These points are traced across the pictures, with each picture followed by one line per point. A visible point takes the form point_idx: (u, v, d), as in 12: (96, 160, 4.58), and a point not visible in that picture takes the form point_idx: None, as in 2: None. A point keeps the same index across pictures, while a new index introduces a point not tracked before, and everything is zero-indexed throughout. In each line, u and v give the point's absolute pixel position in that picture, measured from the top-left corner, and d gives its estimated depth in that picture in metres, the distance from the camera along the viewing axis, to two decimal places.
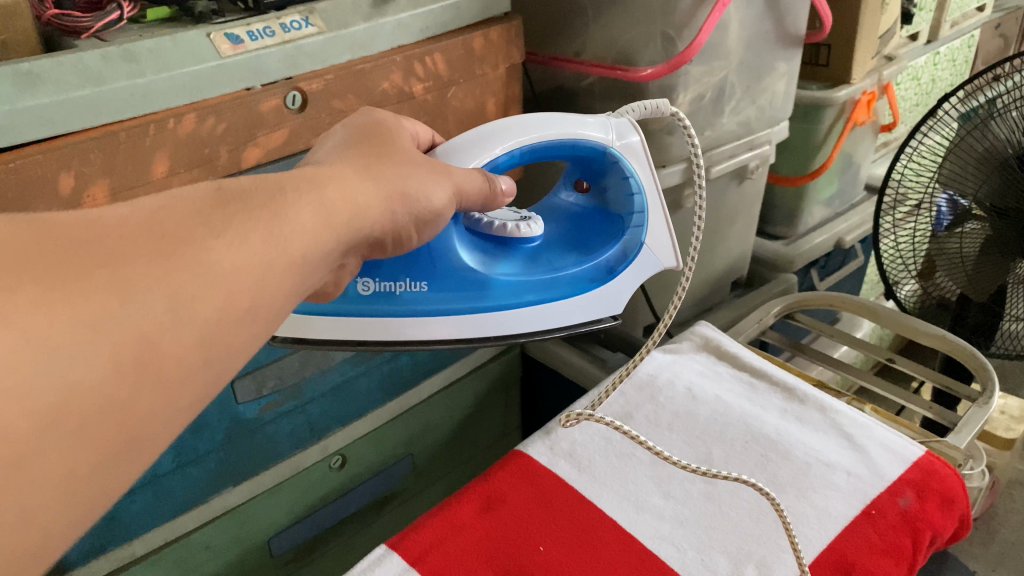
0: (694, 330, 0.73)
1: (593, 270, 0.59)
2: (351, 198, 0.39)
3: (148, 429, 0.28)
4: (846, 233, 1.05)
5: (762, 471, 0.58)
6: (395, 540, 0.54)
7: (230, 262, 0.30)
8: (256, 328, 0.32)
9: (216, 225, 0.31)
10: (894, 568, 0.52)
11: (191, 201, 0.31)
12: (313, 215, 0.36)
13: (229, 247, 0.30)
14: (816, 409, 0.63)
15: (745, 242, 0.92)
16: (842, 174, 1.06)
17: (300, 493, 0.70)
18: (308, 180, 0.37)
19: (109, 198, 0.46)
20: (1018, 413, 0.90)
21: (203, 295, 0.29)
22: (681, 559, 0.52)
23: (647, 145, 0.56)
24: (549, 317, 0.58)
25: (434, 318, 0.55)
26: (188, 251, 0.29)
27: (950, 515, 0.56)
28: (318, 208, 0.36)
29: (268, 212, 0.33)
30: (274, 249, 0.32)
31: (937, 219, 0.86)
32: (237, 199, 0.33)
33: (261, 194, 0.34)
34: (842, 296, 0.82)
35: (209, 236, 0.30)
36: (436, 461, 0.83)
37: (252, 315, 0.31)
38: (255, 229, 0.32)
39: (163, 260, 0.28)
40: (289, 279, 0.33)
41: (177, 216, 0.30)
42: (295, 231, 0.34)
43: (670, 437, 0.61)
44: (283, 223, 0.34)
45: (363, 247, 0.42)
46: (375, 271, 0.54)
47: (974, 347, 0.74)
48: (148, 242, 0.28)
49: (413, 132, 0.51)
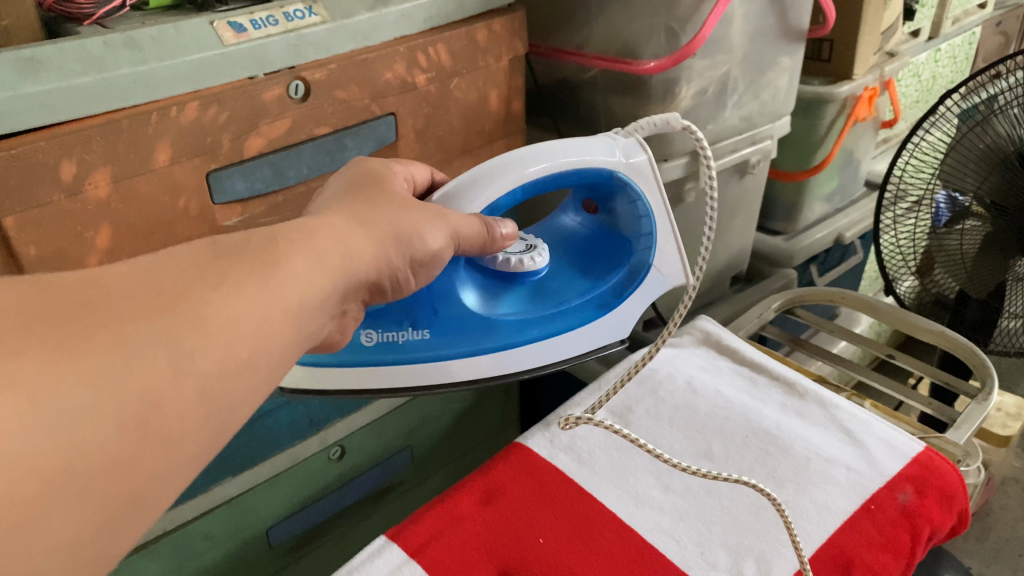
0: (694, 324, 0.73)
1: (602, 294, 0.61)
2: (343, 246, 0.40)
3: (145, 432, 0.28)
4: (846, 229, 1.05)
5: (762, 466, 0.58)
6: (395, 531, 0.54)
7: (229, 314, 0.32)
8: (251, 343, 0.33)
9: (212, 278, 0.32)
10: (893, 563, 0.52)
11: (190, 257, 0.33)
12: (307, 262, 0.37)
13: (226, 298, 0.32)
14: (816, 403, 0.63)
15: (744, 238, 0.92)
16: (843, 169, 1.06)
17: (299, 484, 0.70)
18: (298, 231, 0.38)
19: (111, 185, 0.46)
20: (1014, 410, 0.90)
21: (204, 347, 0.30)
22: (681, 552, 0.52)
23: (654, 162, 0.56)
24: (551, 352, 0.59)
25: (442, 363, 0.57)
26: (186, 305, 0.31)
27: (949, 511, 0.56)
28: (311, 256, 0.37)
29: (263, 260, 0.35)
30: (268, 309, 0.34)
31: (936, 215, 0.85)
32: (231, 251, 0.35)
33: (254, 245, 0.36)
34: (842, 291, 0.82)
35: (207, 289, 0.32)
36: (435, 453, 0.83)
37: (252, 367, 0.33)
38: (252, 279, 0.34)
39: (163, 315, 0.30)
40: (288, 326, 0.35)
41: (174, 271, 0.32)
42: (291, 279, 0.36)
43: (669, 431, 0.61)
44: (277, 273, 0.35)
45: (359, 292, 0.43)
46: (378, 321, 0.56)
47: (973, 342, 0.74)
48: (148, 296, 0.30)
49: (408, 173, 0.53)
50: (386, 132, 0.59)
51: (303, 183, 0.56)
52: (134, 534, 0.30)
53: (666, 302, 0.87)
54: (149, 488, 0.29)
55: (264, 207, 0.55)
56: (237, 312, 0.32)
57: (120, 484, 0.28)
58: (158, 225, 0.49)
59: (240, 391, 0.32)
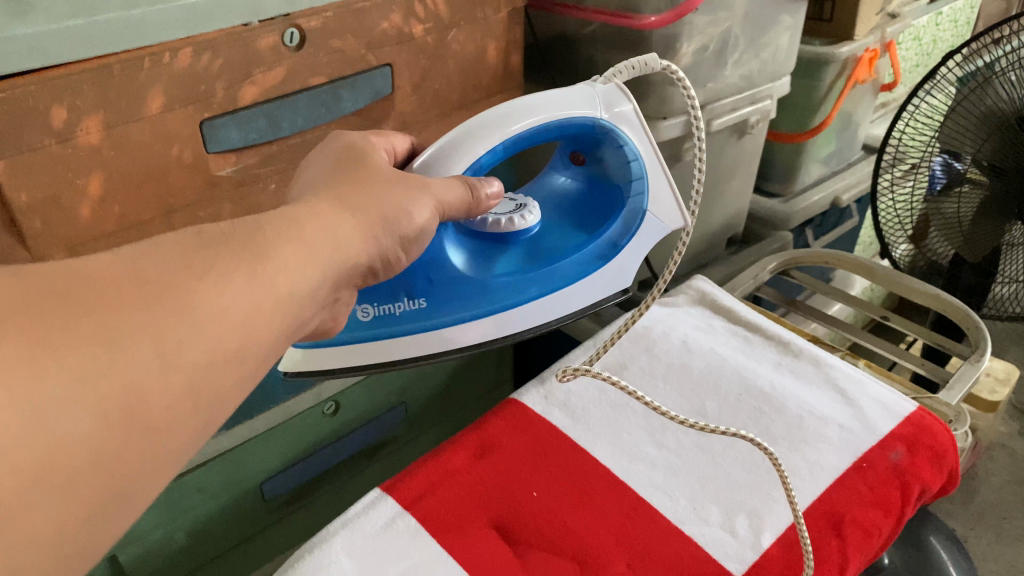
0: (690, 283, 0.72)
1: (598, 246, 0.62)
2: (335, 233, 0.39)
3: (127, 383, 0.28)
4: (843, 192, 1.05)
5: (756, 424, 0.58)
6: (389, 484, 0.54)
7: (217, 304, 0.31)
8: (240, 304, 0.33)
9: (200, 267, 0.32)
10: (883, 520, 0.52)
11: (176, 244, 0.33)
12: (297, 254, 0.36)
13: (214, 289, 0.32)
14: (810, 363, 0.63)
15: (742, 199, 0.92)
16: (842, 132, 1.05)
17: (294, 438, 0.70)
18: (289, 218, 0.38)
19: (103, 134, 0.45)
20: (1004, 375, 0.91)
21: (192, 339, 0.30)
22: (673, 507, 0.53)
23: (631, 98, 0.57)
24: (549, 309, 0.61)
25: (437, 332, 0.57)
26: (173, 294, 0.30)
27: (939, 471, 0.56)
28: (303, 246, 0.37)
29: (252, 251, 0.34)
30: (258, 290, 0.34)
31: (931, 181, 0.86)
32: (219, 240, 0.34)
33: (241, 235, 0.35)
34: (839, 253, 0.81)
35: (193, 279, 0.31)
36: (428, 409, 0.83)
37: (247, 332, 0.33)
38: (240, 268, 0.33)
39: (148, 305, 0.30)
40: (277, 316, 0.35)
41: (160, 262, 0.31)
42: (280, 269, 0.35)
43: (664, 389, 0.62)
44: (266, 262, 0.35)
45: (349, 281, 0.42)
46: (371, 296, 0.56)
47: (969, 307, 0.73)
48: (134, 286, 0.30)
49: (388, 145, 0.53)
50: (382, 84, 0.58)
51: (297, 134, 0.55)
52: (129, 493, 0.29)
53: (663, 264, 0.88)
54: (140, 444, 0.29)
55: (258, 157, 0.54)
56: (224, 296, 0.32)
57: (109, 432, 0.28)
58: (149, 175, 0.49)
59: (232, 347, 0.32)
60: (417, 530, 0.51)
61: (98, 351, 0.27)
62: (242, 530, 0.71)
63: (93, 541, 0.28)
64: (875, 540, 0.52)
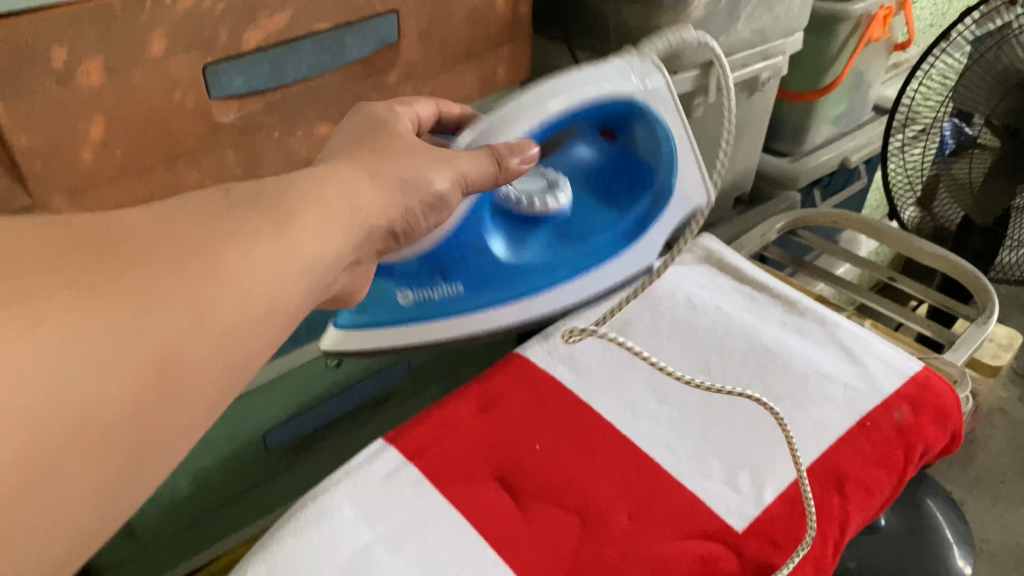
0: (696, 241, 0.72)
1: (629, 223, 0.61)
2: (353, 199, 0.40)
3: (163, 344, 0.28)
4: (852, 153, 1.04)
5: (760, 381, 0.58)
6: (393, 435, 0.54)
7: (243, 270, 0.32)
8: (264, 271, 0.33)
9: (229, 232, 0.32)
10: (885, 478, 0.52)
11: (201, 209, 0.33)
12: (316, 220, 0.36)
13: (240, 254, 0.32)
14: (815, 321, 0.63)
15: (751, 158, 0.91)
16: (853, 92, 1.04)
17: (298, 389, 0.70)
18: (314, 186, 0.38)
19: (105, 77, 0.44)
20: (1006, 341, 0.91)
21: (223, 301, 0.31)
22: (676, 462, 0.53)
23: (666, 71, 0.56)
24: (582, 288, 0.61)
25: (473, 315, 0.58)
26: (206, 257, 0.31)
27: (943, 431, 0.56)
28: (321, 214, 0.37)
29: (275, 218, 0.35)
30: (284, 254, 0.34)
31: (942, 144, 0.84)
32: (243, 204, 0.34)
33: (265, 200, 0.35)
34: (847, 213, 0.80)
35: (223, 242, 0.32)
36: (433, 363, 0.83)
37: (271, 299, 0.33)
38: (265, 234, 0.34)
39: (184, 265, 0.30)
40: (300, 282, 0.35)
41: (191, 224, 0.32)
42: (303, 236, 0.35)
43: (668, 346, 0.61)
44: (289, 230, 0.35)
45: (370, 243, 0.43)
46: (389, 274, 0.57)
47: (977, 268, 0.73)
48: (167, 249, 0.30)
49: (413, 115, 0.52)
50: (388, 32, 0.57)
51: (301, 82, 0.54)
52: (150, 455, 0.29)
53: None
54: (170, 405, 0.29)
55: (262, 105, 0.53)
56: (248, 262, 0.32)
57: (146, 390, 0.28)
58: (152, 120, 0.48)
59: (254, 312, 0.32)
60: (419, 481, 0.51)
61: (136, 306, 0.28)
62: (247, 477, 0.71)
63: (120, 499, 0.28)
64: (877, 498, 0.52)
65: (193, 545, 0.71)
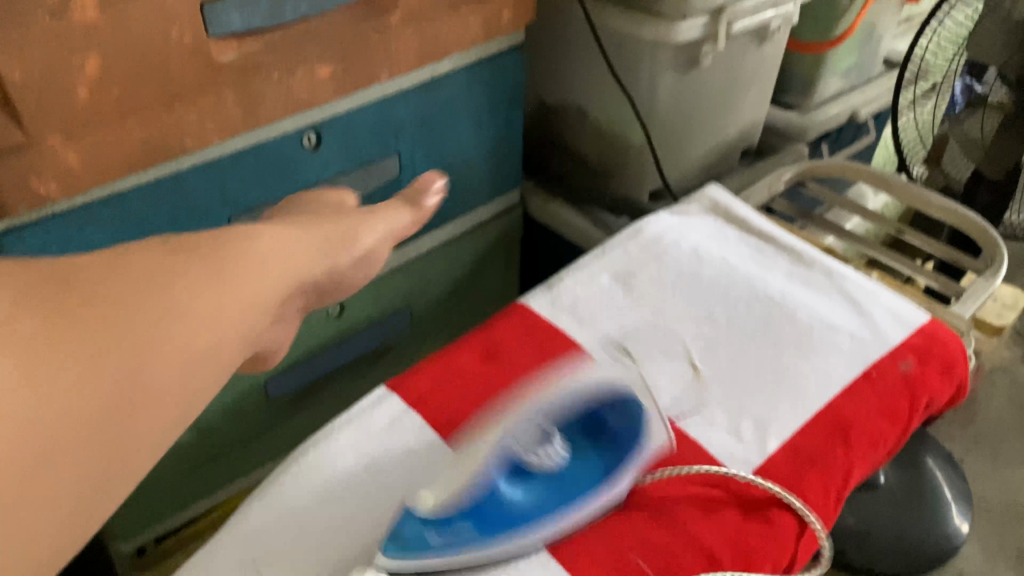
0: (703, 192, 0.70)
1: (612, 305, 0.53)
2: (288, 249, 0.38)
3: (122, 378, 0.29)
4: (862, 107, 1.02)
5: (766, 332, 0.57)
6: (395, 382, 0.54)
7: (196, 307, 0.32)
8: (218, 307, 0.32)
9: (177, 270, 0.32)
10: (889, 429, 0.52)
11: (149, 251, 0.32)
12: (257, 259, 0.35)
13: (192, 291, 0.32)
14: (822, 273, 0.62)
15: (759, 109, 0.90)
16: (865, 43, 1.02)
17: (299, 338, 0.70)
18: (248, 237, 0.36)
19: (99, 11, 0.43)
20: (1011, 300, 0.90)
21: (177, 340, 0.31)
22: (679, 411, 0.53)
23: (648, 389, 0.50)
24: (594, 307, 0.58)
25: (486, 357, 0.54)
26: (157, 297, 0.31)
27: (949, 382, 0.56)
28: (259, 257, 0.36)
29: (218, 258, 0.34)
30: (229, 290, 0.33)
31: (953, 102, 0.83)
32: (188, 246, 0.34)
33: (208, 242, 0.34)
34: (856, 165, 0.79)
35: (172, 282, 0.32)
36: (435, 315, 0.82)
37: (226, 338, 0.33)
38: (213, 271, 0.33)
39: (134, 307, 0.30)
40: (255, 317, 0.34)
41: (144, 263, 0.32)
42: (251, 275, 0.35)
43: (673, 296, 0.61)
44: (236, 267, 0.34)
45: (305, 297, 0.40)
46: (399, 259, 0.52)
47: (987, 221, 0.72)
48: (122, 288, 0.30)
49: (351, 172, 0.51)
50: None
51: (302, 21, 0.53)
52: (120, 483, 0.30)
53: (675, 174, 0.86)
54: (136, 436, 0.30)
55: (262, 45, 0.52)
56: (183, 303, 0.31)
57: (104, 424, 0.28)
58: (148, 58, 0.46)
59: (213, 342, 0.32)
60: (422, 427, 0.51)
61: (93, 347, 0.28)
62: (250, 425, 0.71)
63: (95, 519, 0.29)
64: (881, 449, 0.51)
65: (195, 491, 0.71)
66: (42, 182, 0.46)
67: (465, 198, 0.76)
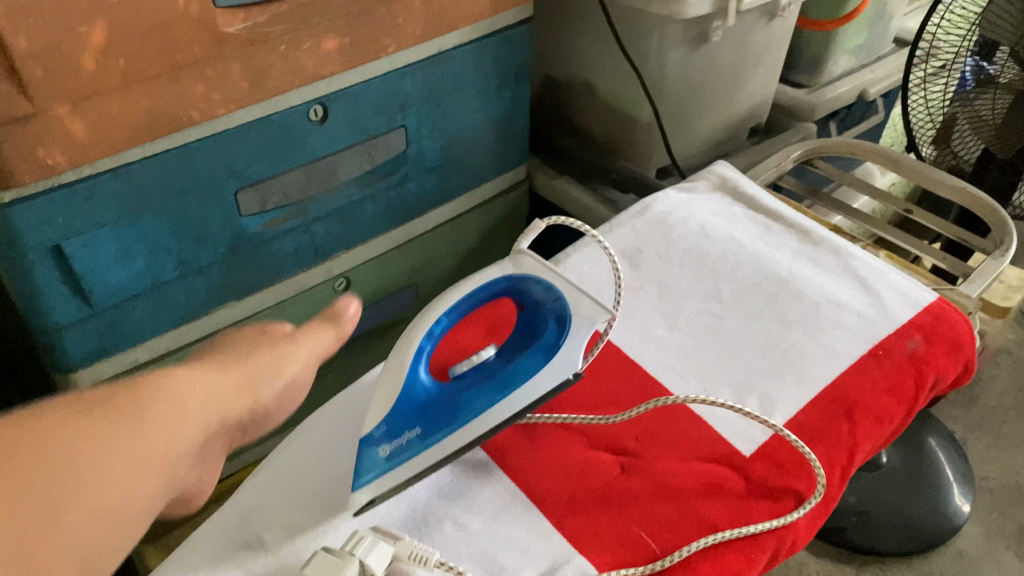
0: (711, 169, 0.70)
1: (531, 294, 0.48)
2: (203, 399, 0.41)
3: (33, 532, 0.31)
4: (870, 85, 1.01)
5: (772, 309, 0.57)
6: None
7: (105, 460, 0.34)
8: (127, 460, 0.35)
9: (92, 424, 0.35)
10: (895, 407, 0.52)
11: (64, 405, 0.35)
12: (172, 405, 0.39)
13: (104, 449, 0.34)
14: (830, 252, 0.62)
15: (768, 86, 0.89)
16: (876, 21, 1.01)
17: (305, 313, 0.70)
18: (161, 387, 0.39)
19: None
20: (1017, 282, 0.90)
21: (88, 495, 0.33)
22: (684, 387, 0.53)
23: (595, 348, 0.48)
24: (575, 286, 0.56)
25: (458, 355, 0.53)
26: (70, 454, 0.33)
27: (956, 361, 0.56)
28: (174, 406, 0.39)
29: (134, 409, 0.37)
30: (144, 443, 0.36)
31: (962, 82, 0.82)
32: (103, 399, 0.36)
33: (123, 395, 0.37)
34: (864, 144, 0.79)
35: (87, 435, 0.34)
36: (440, 292, 0.82)
37: (134, 486, 0.35)
38: (127, 424, 0.36)
39: (48, 466, 0.32)
40: (164, 467, 0.37)
41: (59, 418, 0.34)
42: (162, 424, 0.38)
43: (679, 273, 0.61)
44: (149, 420, 0.37)
45: (219, 440, 0.44)
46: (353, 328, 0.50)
47: (996, 201, 0.71)
48: (36, 447, 0.32)
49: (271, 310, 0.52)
50: None
51: None
52: None
53: (682, 150, 0.86)
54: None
55: (268, 16, 0.51)
56: (99, 452, 0.34)
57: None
58: (155, 27, 0.46)
59: (119, 500, 0.35)
60: None
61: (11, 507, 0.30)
62: None
63: None
64: (887, 426, 0.51)
65: None
66: (47, 150, 0.46)
67: (470, 174, 0.76)
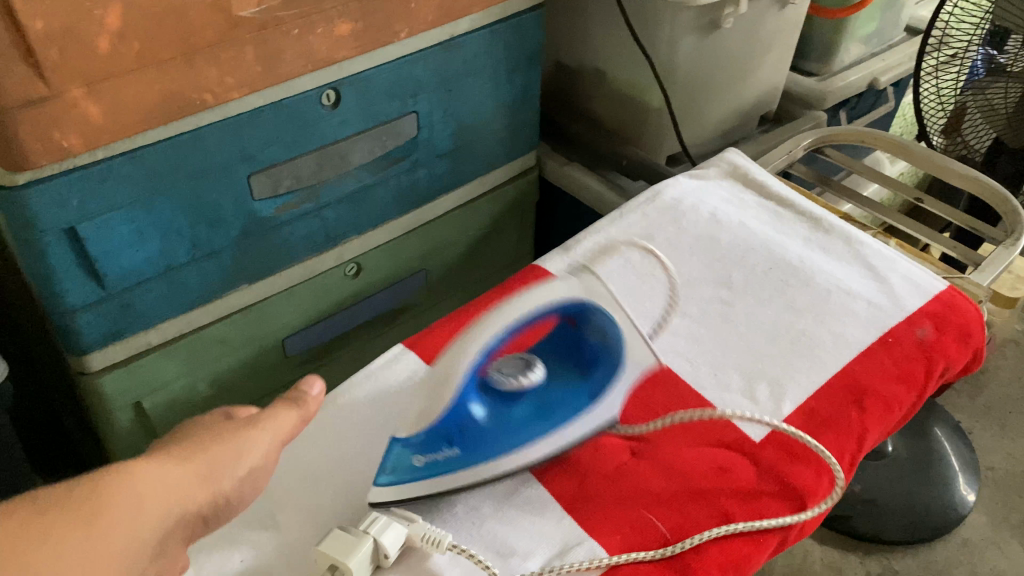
0: (722, 156, 0.70)
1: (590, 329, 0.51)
2: (163, 495, 0.37)
3: None
4: (881, 74, 1.01)
5: (782, 295, 0.58)
6: (412, 342, 0.55)
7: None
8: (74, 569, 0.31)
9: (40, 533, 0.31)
10: (905, 394, 0.52)
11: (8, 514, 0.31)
12: (133, 501, 0.35)
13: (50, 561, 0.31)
14: (841, 239, 0.62)
15: (779, 74, 0.89)
16: (887, 9, 1.00)
17: (316, 297, 0.71)
18: (120, 481, 0.35)
19: None
20: None
21: None
22: (694, 373, 0.53)
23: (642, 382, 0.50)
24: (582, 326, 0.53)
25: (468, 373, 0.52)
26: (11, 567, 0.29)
27: (966, 350, 0.56)
28: (136, 501, 0.35)
29: (88, 511, 0.33)
30: (97, 548, 0.32)
31: (973, 70, 0.82)
32: (57, 501, 0.33)
33: (79, 496, 0.33)
34: (875, 132, 0.79)
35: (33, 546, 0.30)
36: (449, 277, 0.83)
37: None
38: (79, 530, 0.32)
39: None
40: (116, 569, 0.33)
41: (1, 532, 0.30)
42: (118, 523, 0.34)
43: (689, 259, 0.61)
44: (104, 520, 0.33)
45: (176, 537, 0.39)
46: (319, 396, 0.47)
47: (1007, 190, 0.71)
48: None
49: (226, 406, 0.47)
50: None
51: None
52: None
53: (692, 138, 0.86)
54: None
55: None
56: None
57: None
58: (170, 9, 0.46)
59: None
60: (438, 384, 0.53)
61: None
62: (269, 382, 0.72)
63: None
64: (896, 413, 0.52)
65: None
66: (63, 134, 0.46)
67: (481, 161, 0.76)
